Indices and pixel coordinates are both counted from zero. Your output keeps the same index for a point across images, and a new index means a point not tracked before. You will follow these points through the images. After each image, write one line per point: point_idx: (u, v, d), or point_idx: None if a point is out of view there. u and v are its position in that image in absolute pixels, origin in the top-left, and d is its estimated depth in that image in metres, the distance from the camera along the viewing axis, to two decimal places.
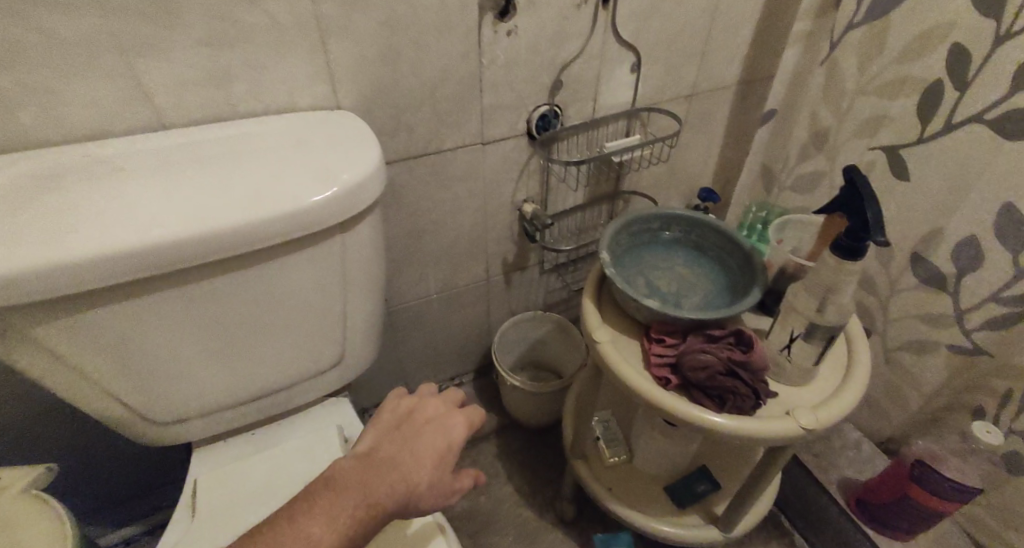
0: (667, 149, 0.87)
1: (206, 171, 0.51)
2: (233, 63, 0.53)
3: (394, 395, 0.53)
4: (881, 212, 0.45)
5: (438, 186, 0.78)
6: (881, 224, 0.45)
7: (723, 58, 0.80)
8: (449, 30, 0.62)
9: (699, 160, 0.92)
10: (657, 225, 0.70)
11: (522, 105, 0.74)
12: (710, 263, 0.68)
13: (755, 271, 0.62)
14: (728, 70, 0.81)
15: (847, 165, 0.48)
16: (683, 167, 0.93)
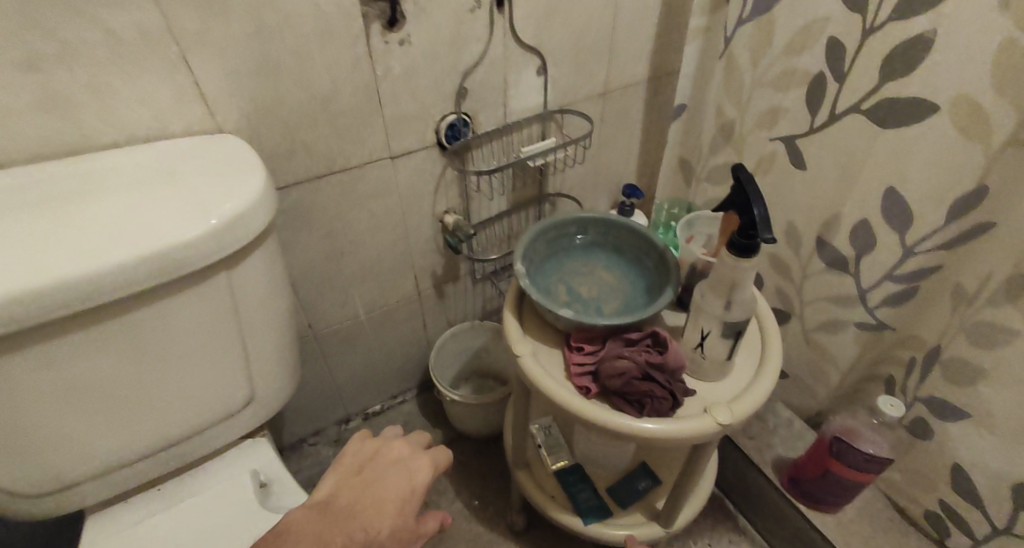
0: (584, 149, 0.86)
1: (58, 215, 0.46)
2: (82, 94, 0.48)
3: (357, 438, 0.49)
4: (767, 210, 0.46)
5: (349, 205, 0.74)
6: (767, 222, 0.46)
7: (630, 56, 0.80)
8: (335, 43, 0.58)
9: (619, 157, 0.93)
10: (573, 230, 0.69)
11: (427, 115, 0.71)
12: (628, 264, 0.67)
13: (669, 270, 0.62)
14: (636, 67, 0.81)
15: (734, 164, 0.48)
16: (604, 165, 0.93)
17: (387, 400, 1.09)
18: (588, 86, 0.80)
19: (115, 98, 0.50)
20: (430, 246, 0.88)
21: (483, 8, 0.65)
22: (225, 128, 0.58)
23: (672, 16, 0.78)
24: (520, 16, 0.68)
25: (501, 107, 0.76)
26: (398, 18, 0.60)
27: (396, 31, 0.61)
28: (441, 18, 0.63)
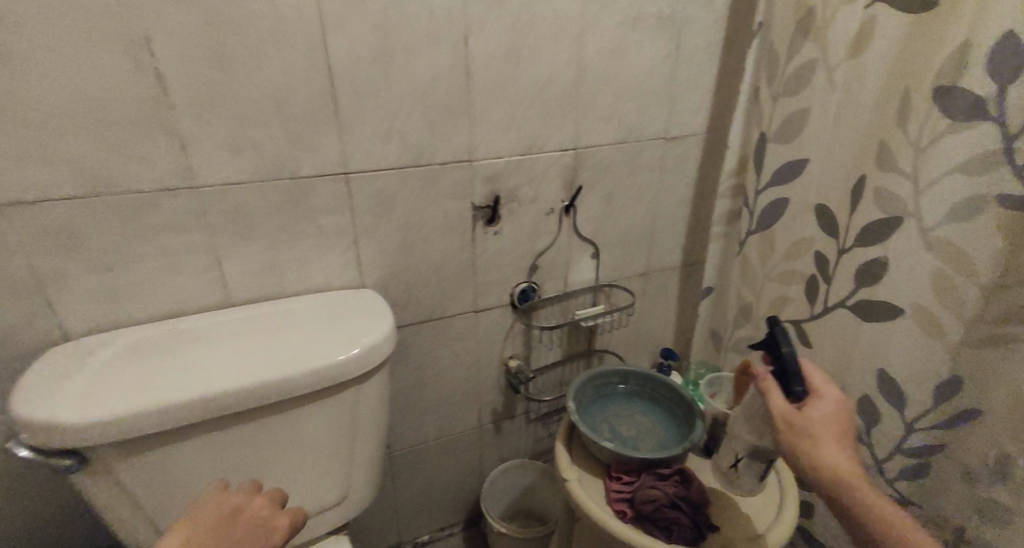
0: (628, 316, 1.06)
1: (260, 337, 0.67)
2: (290, 259, 0.74)
3: (216, 490, 0.48)
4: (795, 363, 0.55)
5: (438, 345, 0.94)
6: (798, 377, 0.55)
7: (665, 247, 1.02)
8: (451, 233, 0.84)
9: (657, 322, 1.11)
10: (616, 379, 0.84)
11: (507, 282, 0.94)
12: (662, 412, 0.80)
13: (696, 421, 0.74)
14: (670, 255, 1.04)
15: (771, 318, 0.59)
16: (644, 328, 1.11)
17: (436, 530, 1.16)
18: (631, 268, 1.02)
19: (309, 265, 0.76)
20: (494, 384, 1.04)
21: (555, 213, 0.90)
22: (368, 284, 0.82)
23: (698, 221, 1.02)
24: (582, 219, 0.92)
25: (562, 280, 0.98)
26: (496, 218, 0.85)
27: (492, 226, 0.86)
28: (526, 219, 0.88)
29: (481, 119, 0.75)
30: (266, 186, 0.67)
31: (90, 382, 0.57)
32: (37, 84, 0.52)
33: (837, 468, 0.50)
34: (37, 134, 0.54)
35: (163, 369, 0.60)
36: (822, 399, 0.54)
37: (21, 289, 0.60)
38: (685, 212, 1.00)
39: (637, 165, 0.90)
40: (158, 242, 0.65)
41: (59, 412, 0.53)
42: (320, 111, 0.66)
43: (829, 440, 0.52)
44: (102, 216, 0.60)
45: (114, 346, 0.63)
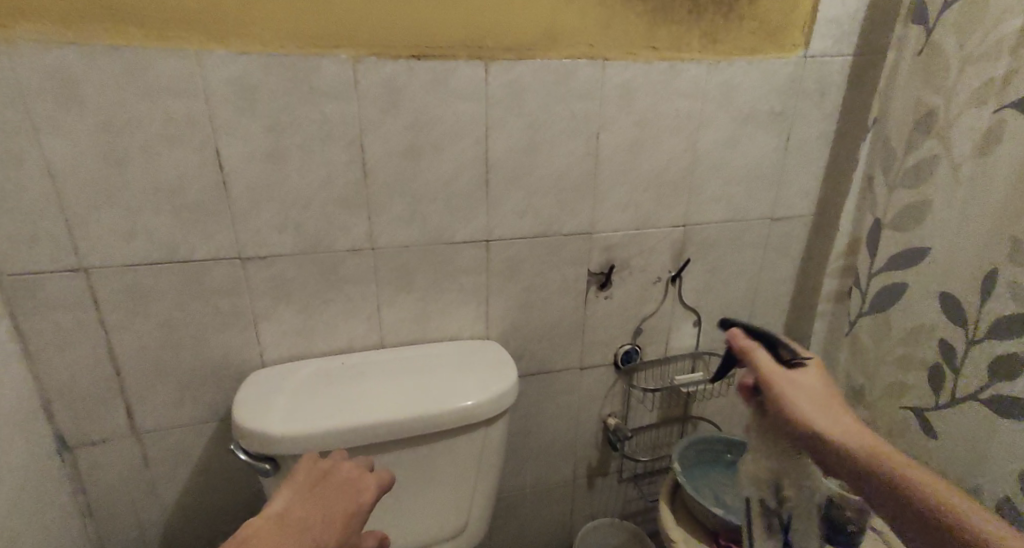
0: (728, 385, 1.08)
1: (409, 376, 0.79)
2: (433, 310, 0.87)
3: (309, 457, 0.52)
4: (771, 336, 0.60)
5: (545, 396, 1.02)
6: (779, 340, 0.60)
7: (767, 319, 1.05)
8: (567, 295, 0.93)
9: None
10: (720, 446, 0.87)
11: (612, 343, 1.01)
12: None
13: None
14: (773, 328, 1.06)
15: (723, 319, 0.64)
16: (744, 399, 1.12)
17: None
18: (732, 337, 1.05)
19: (447, 315, 0.88)
20: (591, 439, 1.09)
21: (661, 282, 0.96)
22: (491, 336, 0.93)
23: (803, 296, 1.04)
24: (687, 289, 0.98)
25: (663, 344, 1.04)
26: (608, 284, 0.94)
27: (604, 291, 0.95)
28: (636, 287, 0.96)
29: (604, 198, 0.86)
30: (425, 249, 0.82)
31: (287, 403, 0.71)
32: (285, 171, 0.70)
33: (833, 432, 0.52)
34: (277, 208, 0.71)
35: (339, 398, 0.72)
36: (807, 367, 0.58)
37: (242, 321, 0.77)
38: (790, 287, 1.03)
39: (742, 241, 0.96)
40: (340, 290, 0.80)
41: (266, 425, 0.66)
42: (475, 192, 0.79)
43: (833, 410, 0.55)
44: (307, 268, 0.77)
45: (300, 375, 0.77)
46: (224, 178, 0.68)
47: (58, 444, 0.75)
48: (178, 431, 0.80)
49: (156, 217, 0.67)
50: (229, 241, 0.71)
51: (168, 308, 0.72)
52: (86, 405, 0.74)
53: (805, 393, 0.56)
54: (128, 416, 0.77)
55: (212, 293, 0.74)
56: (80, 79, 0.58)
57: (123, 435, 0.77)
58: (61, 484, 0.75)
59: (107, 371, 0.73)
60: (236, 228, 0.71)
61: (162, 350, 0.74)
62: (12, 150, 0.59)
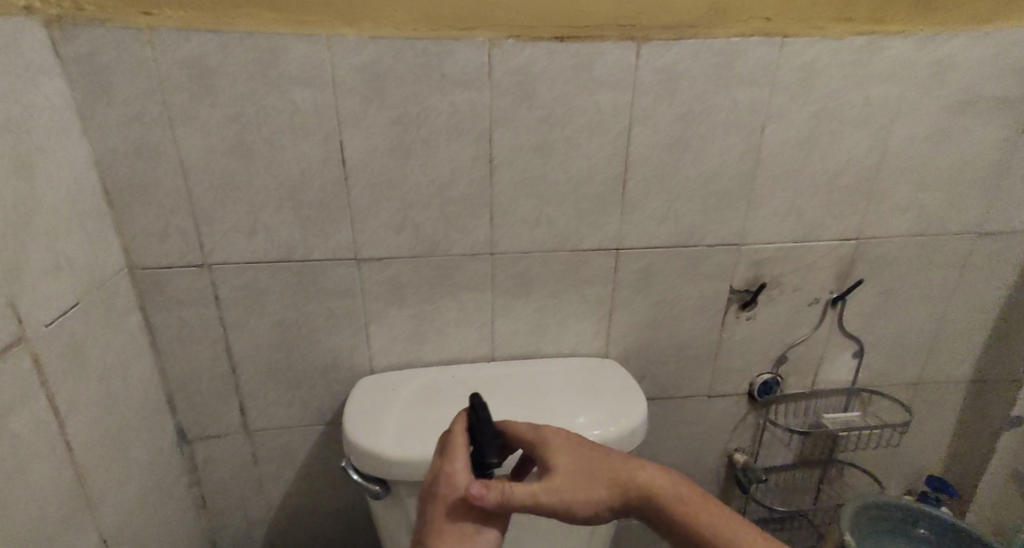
0: (897, 434, 0.90)
1: (528, 398, 0.71)
2: (550, 322, 0.78)
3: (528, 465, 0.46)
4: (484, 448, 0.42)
5: (665, 425, 0.90)
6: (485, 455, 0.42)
7: (951, 356, 0.86)
8: (703, 314, 0.81)
9: (924, 443, 0.93)
10: (898, 516, 0.82)
11: (749, 370, 0.87)
12: None
13: None
14: (960, 367, 0.87)
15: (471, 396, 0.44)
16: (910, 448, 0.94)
17: None
18: (900, 375, 0.87)
19: (564, 329, 0.79)
20: (711, 476, 0.96)
21: (819, 303, 0.81)
22: (611, 354, 0.83)
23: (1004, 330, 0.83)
24: (849, 314, 0.82)
25: (810, 378, 0.88)
26: (752, 302, 0.80)
27: (746, 310, 0.81)
28: (786, 308, 0.81)
29: (760, 204, 0.72)
30: (548, 256, 0.73)
31: (404, 419, 0.66)
32: (409, 168, 0.64)
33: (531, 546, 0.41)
34: (397, 207, 0.66)
35: (451, 420, 0.66)
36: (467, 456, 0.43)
37: (354, 325, 0.73)
38: (987, 318, 0.83)
39: (931, 260, 0.77)
40: (454, 297, 0.74)
41: (378, 445, 0.62)
42: (610, 194, 0.69)
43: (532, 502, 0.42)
44: (422, 272, 0.71)
45: (410, 386, 0.72)
46: (346, 174, 0.63)
47: (179, 436, 0.75)
48: (287, 433, 0.78)
49: (278, 214, 0.64)
50: (346, 241, 0.67)
51: (284, 308, 0.69)
52: (205, 400, 0.73)
53: (556, 483, 0.42)
54: (243, 414, 0.75)
55: (327, 295, 0.70)
56: (214, 67, 0.55)
57: (236, 432, 0.77)
58: (179, 476, 0.76)
59: (225, 368, 0.72)
60: (354, 227, 0.66)
61: (276, 350, 0.72)
62: (149, 143, 0.57)
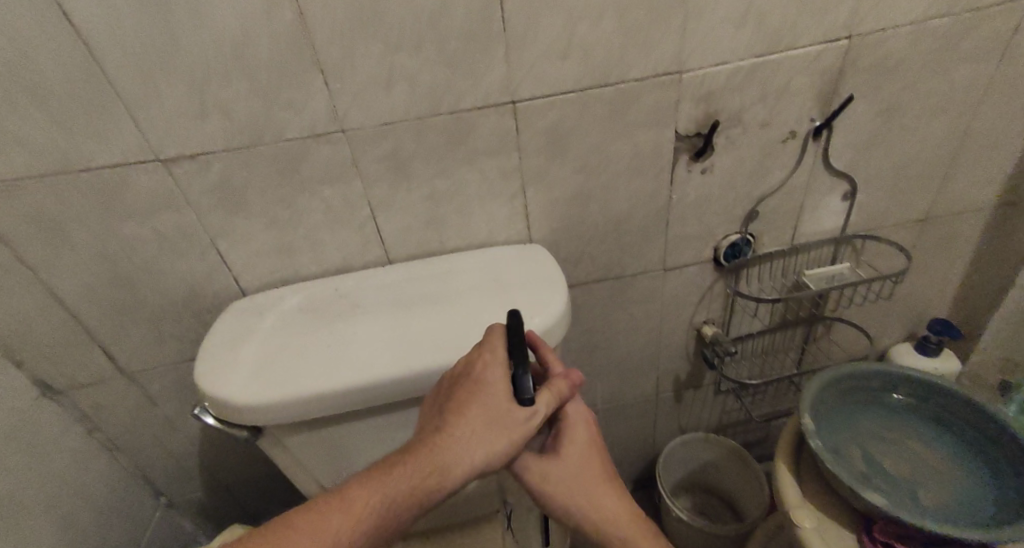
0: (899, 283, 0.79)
1: (419, 309, 0.58)
2: (448, 211, 0.63)
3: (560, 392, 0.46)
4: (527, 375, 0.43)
5: (616, 306, 0.78)
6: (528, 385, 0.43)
7: (972, 175, 0.72)
8: (642, 172, 0.64)
9: (932, 289, 0.85)
10: (881, 386, 0.67)
11: (710, 234, 0.72)
12: (953, 440, 0.63)
13: (1005, 476, 0.58)
14: (986, 189, 0.74)
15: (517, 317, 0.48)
16: (914, 296, 0.85)
17: None
18: (899, 211, 0.74)
19: (468, 217, 0.64)
20: (677, 352, 0.87)
21: (798, 137, 0.64)
22: (536, 239, 0.68)
23: (1001, 147, 0.70)
24: (832, 146, 0.66)
25: (791, 229, 0.74)
26: (706, 151, 0.63)
27: (700, 161, 0.65)
28: (749, 150, 0.64)
29: (704, 8, 0.53)
30: (422, 127, 0.56)
31: (263, 353, 0.54)
32: (172, 18, 0.44)
33: (460, 441, 0.42)
34: (183, 83, 0.48)
35: (323, 346, 0.54)
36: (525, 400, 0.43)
37: (197, 245, 0.58)
38: (991, 128, 0.68)
39: (955, 50, 0.60)
40: (314, 195, 0.58)
41: (224, 389, 0.50)
42: (483, 22, 0.50)
43: (492, 420, 0.43)
44: (257, 169, 0.54)
45: (283, 309, 0.60)
46: (83, 40, 0.44)
47: (45, 390, 0.64)
48: (171, 372, 0.67)
49: (14, 114, 0.47)
50: (135, 140, 0.50)
51: (96, 236, 0.55)
52: (55, 351, 0.61)
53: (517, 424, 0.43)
54: (110, 360, 0.64)
55: (143, 214, 0.55)
56: None
57: (113, 380, 0.65)
58: (66, 429, 0.66)
59: (60, 315, 0.59)
60: (137, 120, 0.49)
61: (114, 288, 0.59)
62: None
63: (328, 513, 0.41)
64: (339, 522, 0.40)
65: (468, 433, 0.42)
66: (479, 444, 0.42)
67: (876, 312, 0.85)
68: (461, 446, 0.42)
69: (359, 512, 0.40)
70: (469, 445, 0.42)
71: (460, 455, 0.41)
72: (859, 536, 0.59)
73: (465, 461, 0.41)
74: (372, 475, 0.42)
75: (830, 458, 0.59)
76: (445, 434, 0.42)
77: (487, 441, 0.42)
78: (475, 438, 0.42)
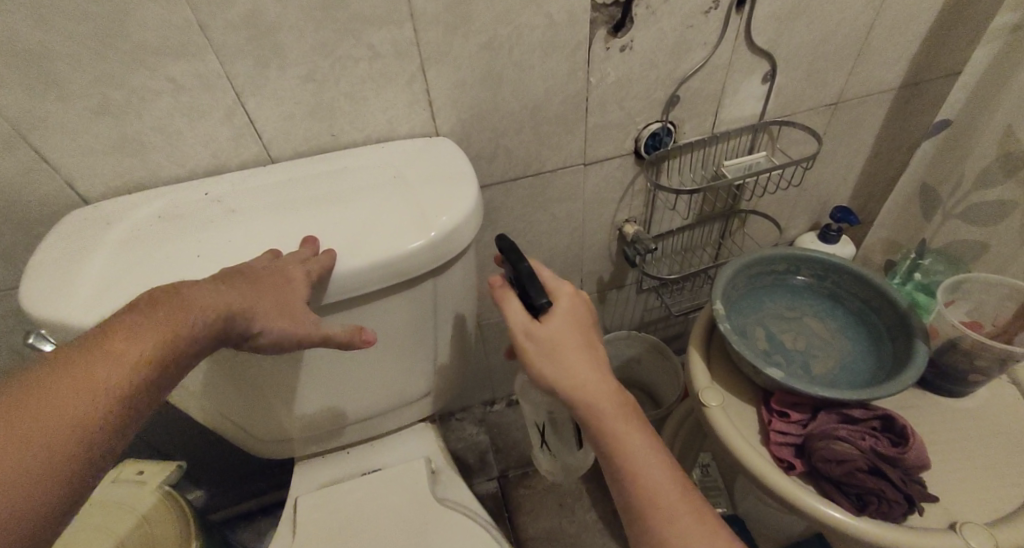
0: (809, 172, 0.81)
1: (308, 212, 0.50)
2: (336, 97, 0.54)
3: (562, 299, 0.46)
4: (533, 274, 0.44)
5: (537, 207, 0.74)
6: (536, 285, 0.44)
7: (882, 57, 0.72)
8: (557, 48, 0.57)
9: (838, 178, 0.88)
10: (789, 269, 0.70)
11: (631, 123, 0.68)
12: (848, 317, 0.67)
13: (889, 344, 0.62)
14: (894, 72, 0.74)
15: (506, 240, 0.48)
16: (821, 185, 0.88)
17: None
18: (814, 95, 0.73)
19: (362, 104, 0.55)
20: (600, 253, 0.85)
21: (721, 8, 0.59)
22: (444, 131, 0.61)
23: (911, 26, 0.69)
24: (755, 19, 0.62)
25: (712, 116, 0.71)
26: (625, 23, 0.57)
27: (620, 36, 0.58)
28: (672, 22, 0.59)
29: None
30: None
31: (112, 270, 0.45)
32: None
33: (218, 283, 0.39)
34: None
35: (189, 258, 0.46)
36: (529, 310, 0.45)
37: (2, 138, 0.46)
38: (905, 3, 0.66)
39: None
40: (155, 73, 0.46)
41: (60, 315, 0.41)
42: None
43: (246, 271, 0.41)
44: (62, 33, 0.42)
45: (137, 219, 0.50)
46: None
47: None
48: None
49: None
50: None
51: None
52: None
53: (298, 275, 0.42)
54: None
55: None
56: None
57: None
58: None
59: None
60: None
61: None
62: None
63: (50, 379, 0.31)
64: (75, 376, 0.32)
65: (235, 279, 0.40)
66: (242, 283, 0.40)
67: (787, 203, 0.88)
68: (216, 285, 0.39)
69: (115, 354, 0.33)
70: (225, 284, 0.39)
71: (211, 290, 0.38)
72: (760, 410, 0.62)
73: (213, 297, 0.38)
74: (123, 317, 0.35)
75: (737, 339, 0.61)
76: (210, 280, 0.39)
77: (252, 285, 0.40)
78: (235, 280, 0.40)
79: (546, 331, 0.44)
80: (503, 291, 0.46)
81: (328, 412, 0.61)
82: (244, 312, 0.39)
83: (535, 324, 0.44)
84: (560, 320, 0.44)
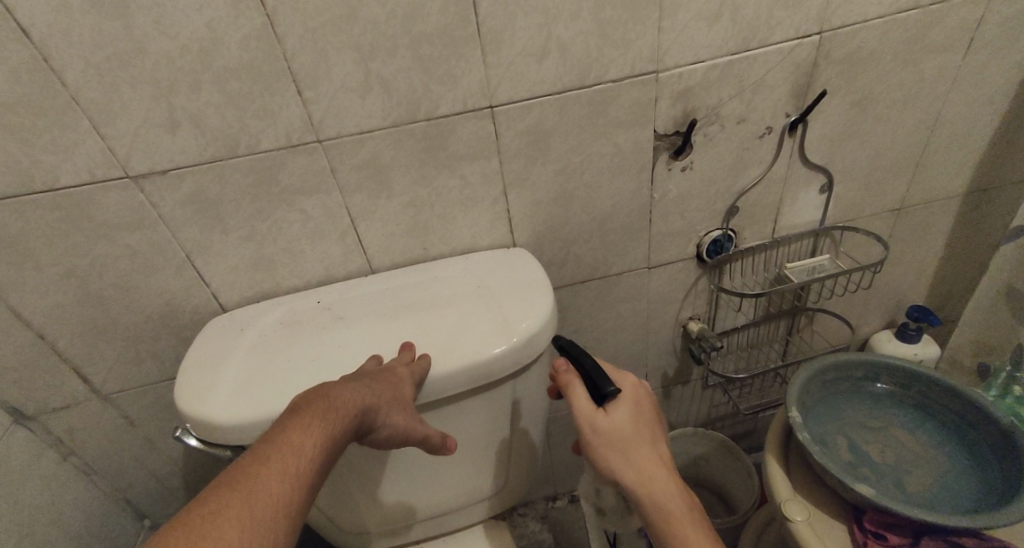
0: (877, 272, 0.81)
1: (404, 318, 0.57)
2: (430, 219, 0.62)
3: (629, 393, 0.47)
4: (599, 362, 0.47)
5: (602, 306, 0.78)
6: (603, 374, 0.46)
7: (942, 166, 0.74)
8: (623, 171, 0.64)
9: (909, 277, 0.86)
10: (866, 375, 0.69)
11: (692, 231, 0.72)
12: (939, 430, 0.64)
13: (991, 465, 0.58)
14: (957, 179, 0.76)
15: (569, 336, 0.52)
16: (892, 284, 0.87)
17: None
18: (874, 201, 0.75)
19: (451, 223, 0.64)
20: (665, 349, 0.87)
21: (775, 131, 0.65)
22: (520, 242, 0.68)
23: (970, 137, 0.72)
24: (808, 140, 0.67)
25: (772, 223, 0.74)
26: (685, 148, 0.64)
27: (680, 159, 0.65)
28: (729, 146, 0.65)
29: (678, 7, 0.53)
30: (400, 133, 0.55)
31: (245, 370, 0.52)
32: (137, 26, 0.43)
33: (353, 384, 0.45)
34: (151, 94, 0.46)
35: (306, 360, 0.53)
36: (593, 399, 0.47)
37: (172, 261, 0.57)
38: (959, 119, 0.70)
39: (923, 42, 0.61)
40: (291, 206, 0.57)
41: (204, 411, 0.49)
42: (459, 26, 0.50)
43: (370, 374, 0.47)
44: (229, 181, 0.53)
45: (264, 324, 0.58)
46: (43, 54, 0.43)
47: (14, 414, 0.62)
48: (148, 389, 0.65)
49: None
50: (101, 154, 0.48)
51: (64, 254, 0.53)
52: (25, 373, 0.59)
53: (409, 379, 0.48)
54: (83, 381, 0.62)
55: (112, 229, 0.53)
56: None
57: (87, 400, 0.63)
58: (39, 452, 0.64)
59: (27, 335, 0.57)
60: (102, 133, 0.47)
61: (85, 306, 0.57)
62: None
63: (262, 475, 0.36)
64: (272, 471, 0.37)
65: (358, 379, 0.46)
66: (366, 382, 0.45)
67: (856, 301, 0.87)
68: (349, 384, 0.45)
69: (294, 452, 0.38)
70: (357, 385, 0.45)
71: (349, 391, 0.44)
72: (851, 527, 0.59)
73: (355, 398, 0.43)
74: (296, 417, 0.41)
75: (819, 450, 0.59)
76: (349, 383, 0.45)
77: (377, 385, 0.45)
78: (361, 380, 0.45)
79: (609, 421, 0.45)
80: (568, 375, 0.49)
81: (405, 505, 0.63)
82: (379, 408, 0.44)
83: (598, 414, 0.46)
84: (622, 413, 0.46)
